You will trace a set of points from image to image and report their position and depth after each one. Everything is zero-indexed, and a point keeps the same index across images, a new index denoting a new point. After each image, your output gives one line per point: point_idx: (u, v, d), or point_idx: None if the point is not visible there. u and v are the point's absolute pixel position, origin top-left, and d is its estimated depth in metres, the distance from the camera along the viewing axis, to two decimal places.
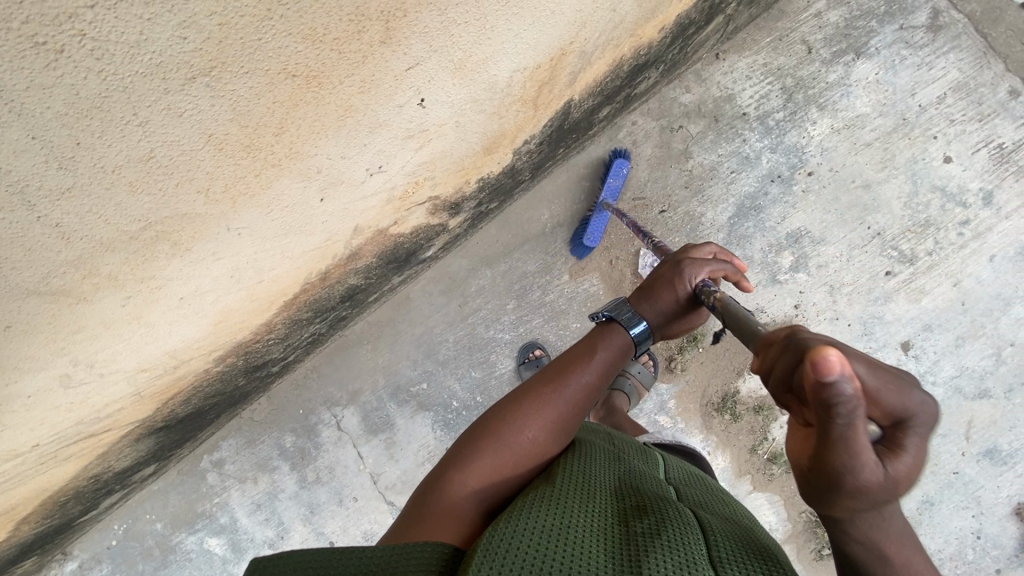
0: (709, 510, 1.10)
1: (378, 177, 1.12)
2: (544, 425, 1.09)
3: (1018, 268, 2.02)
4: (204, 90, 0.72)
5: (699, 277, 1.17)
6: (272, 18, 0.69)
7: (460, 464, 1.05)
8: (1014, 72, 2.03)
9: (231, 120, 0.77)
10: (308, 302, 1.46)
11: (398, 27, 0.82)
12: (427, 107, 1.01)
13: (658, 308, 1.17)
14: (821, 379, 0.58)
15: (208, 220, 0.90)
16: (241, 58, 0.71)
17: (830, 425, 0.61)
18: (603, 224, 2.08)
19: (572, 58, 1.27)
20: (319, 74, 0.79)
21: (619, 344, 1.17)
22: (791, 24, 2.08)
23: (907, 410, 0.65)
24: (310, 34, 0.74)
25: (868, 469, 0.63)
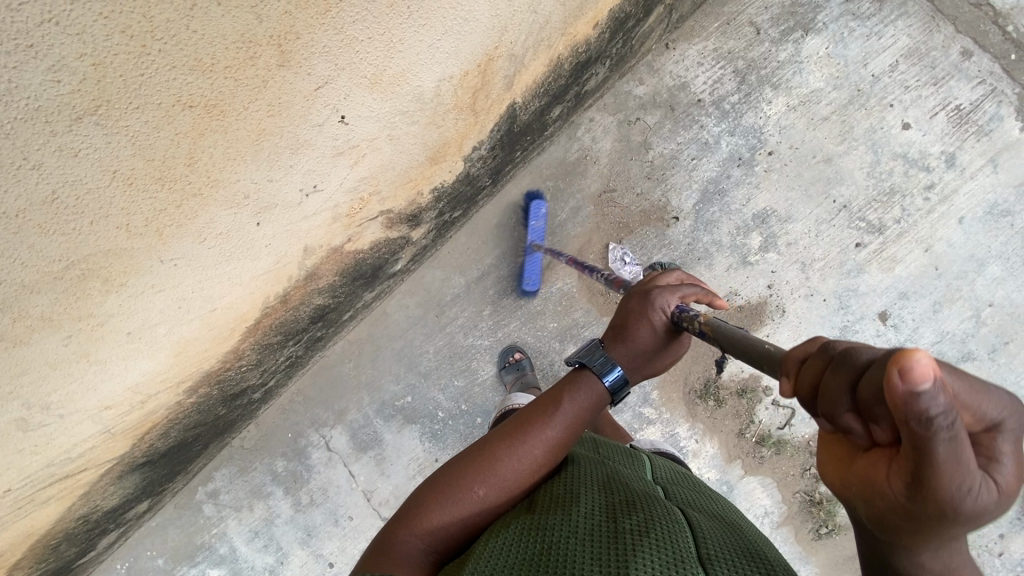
0: (700, 508, 1.09)
1: (316, 196, 1.14)
2: (497, 484, 1.07)
3: (989, 228, 2.01)
4: (95, 129, 0.74)
5: (672, 303, 1.09)
6: (150, 53, 0.72)
7: (412, 515, 1.05)
8: (964, 33, 2.03)
9: (134, 156, 0.80)
10: (273, 325, 1.48)
11: (293, 49, 0.84)
12: (349, 124, 1.03)
13: (636, 346, 1.10)
14: (913, 389, 0.49)
15: (138, 255, 0.92)
16: (126, 95, 0.74)
17: (928, 443, 0.51)
18: (537, 266, 2.14)
19: (502, 62, 1.29)
20: (218, 102, 0.82)
21: (594, 393, 1.13)
22: (737, 8, 2.09)
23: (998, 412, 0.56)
24: (198, 65, 0.77)
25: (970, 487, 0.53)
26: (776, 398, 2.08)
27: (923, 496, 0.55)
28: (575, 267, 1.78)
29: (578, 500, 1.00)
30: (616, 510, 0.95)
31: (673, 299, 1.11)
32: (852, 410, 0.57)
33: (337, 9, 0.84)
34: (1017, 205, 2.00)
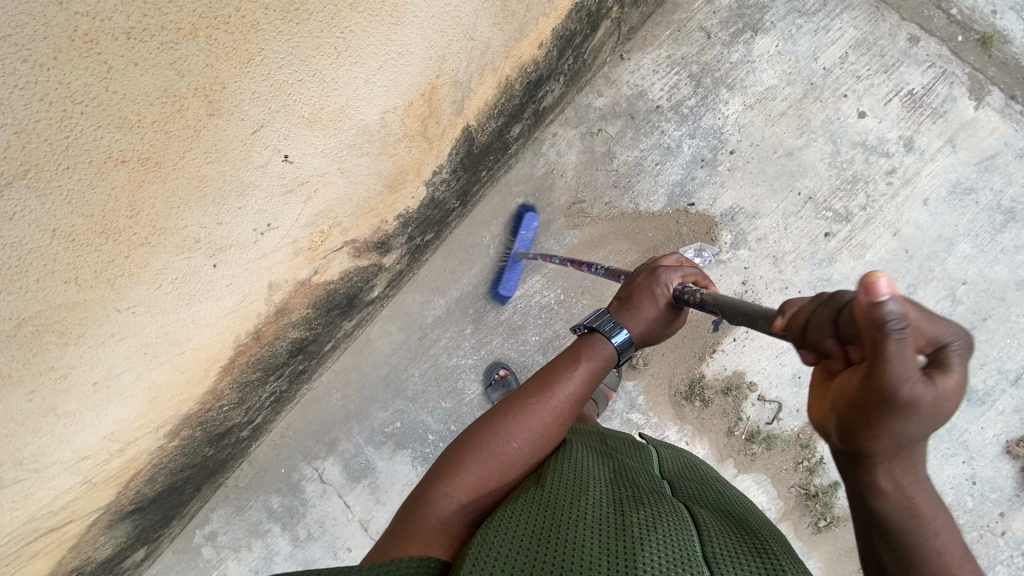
0: (705, 502, 1.07)
1: (271, 234, 1.18)
2: (530, 436, 1.10)
3: (954, 207, 2.02)
4: (28, 191, 0.76)
5: (675, 280, 1.18)
6: (72, 116, 0.75)
7: (444, 476, 1.05)
8: (909, 20, 2.07)
9: (72, 213, 0.82)
10: (249, 363, 1.50)
11: (221, 99, 0.87)
12: (294, 162, 1.06)
13: (643, 316, 1.17)
14: (871, 299, 0.53)
15: (91, 307, 0.94)
16: (56, 157, 0.76)
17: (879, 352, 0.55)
18: (518, 274, 2.17)
19: (446, 90, 1.33)
20: (152, 154, 0.85)
21: (607, 352, 1.18)
22: (686, 14, 2.14)
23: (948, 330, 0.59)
24: (124, 122, 0.80)
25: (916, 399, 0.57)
26: (762, 393, 2.07)
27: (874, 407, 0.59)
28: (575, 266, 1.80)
29: (587, 490, 0.99)
30: (624, 505, 0.94)
31: (676, 278, 1.21)
32: (834, 334, 0.66)
33: (261, 57, 0.88)
34: (979, 181, 2.02)
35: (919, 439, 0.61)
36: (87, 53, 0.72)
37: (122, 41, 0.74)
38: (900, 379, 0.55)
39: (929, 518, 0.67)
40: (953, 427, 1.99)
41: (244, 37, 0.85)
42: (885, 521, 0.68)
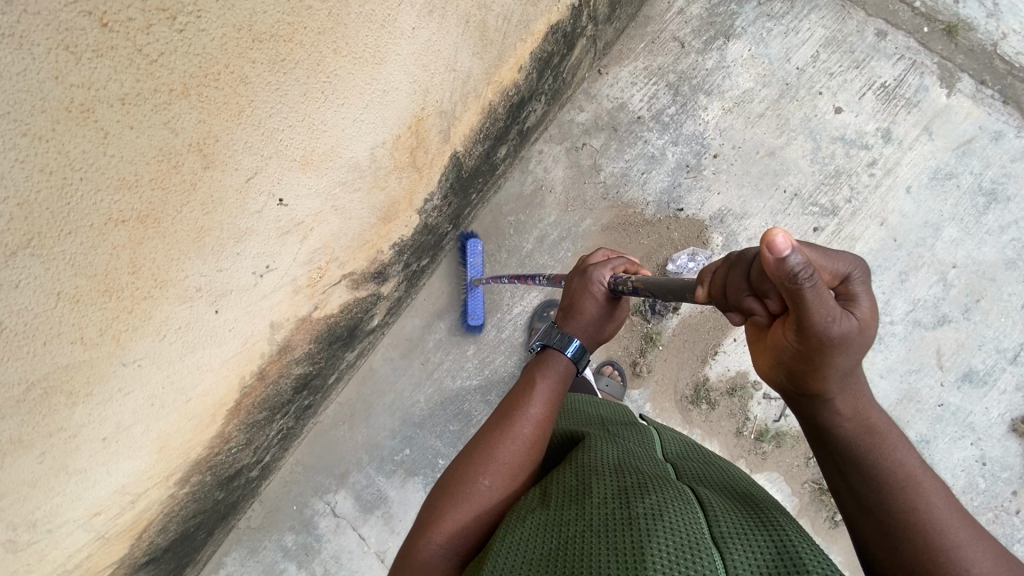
0: (709, 484, 1.08)
1: (270, 275, 1.20)
2: (501, 469, 1.10)
3: (936, 193, 2.06)
4: (32, 259, 0.75)
5: (606, 274, 1.27)
6: (73, 182, 0.75)
7: (427, 527, 1.05)
8: (875, 16, 2.13)
9: (76, 275, 0.81)
10: (256, 403, 1.51)
11: (214, 151, 0.87)
12: (289, 204, 1.08)
13: (586, 317, 1.25)
14: (778, 258, 0.62)
15: (98, 365, 0.94)
16: (58, 223, 0.76)
17: (801, 299, 0.65)
18: (480, 300, 2.16)
19: (432, 120, 1.36)
20: (151, 212, 0.84)
21: (561, 367, 1.24)
22: (659, 26, 2.19)
23: (846, 267, 0.74)
24: (122, 183, 0.79)
25: (839, 322, 0.69)
26: (767, 392, 2.09)
27: (809, 342, 0.71)
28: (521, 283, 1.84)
29: (591, 489, 0.98)
30: (630, 495, 0.94)
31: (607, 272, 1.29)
32: (750, 292, 0.76)
33: (250, 108, 0.88)
34: (959, 166, 2.06)
35: (856, 357, 0.74)
36: (85, 120, 0.72)
37: (118, 107, 0.74)
38: (822, 309, 0.66)
39: (882, 433, 0.82)
40: (958, 409, 2.01)
41: (233, 91, 0.85)
42: (849, 441, 0.82)
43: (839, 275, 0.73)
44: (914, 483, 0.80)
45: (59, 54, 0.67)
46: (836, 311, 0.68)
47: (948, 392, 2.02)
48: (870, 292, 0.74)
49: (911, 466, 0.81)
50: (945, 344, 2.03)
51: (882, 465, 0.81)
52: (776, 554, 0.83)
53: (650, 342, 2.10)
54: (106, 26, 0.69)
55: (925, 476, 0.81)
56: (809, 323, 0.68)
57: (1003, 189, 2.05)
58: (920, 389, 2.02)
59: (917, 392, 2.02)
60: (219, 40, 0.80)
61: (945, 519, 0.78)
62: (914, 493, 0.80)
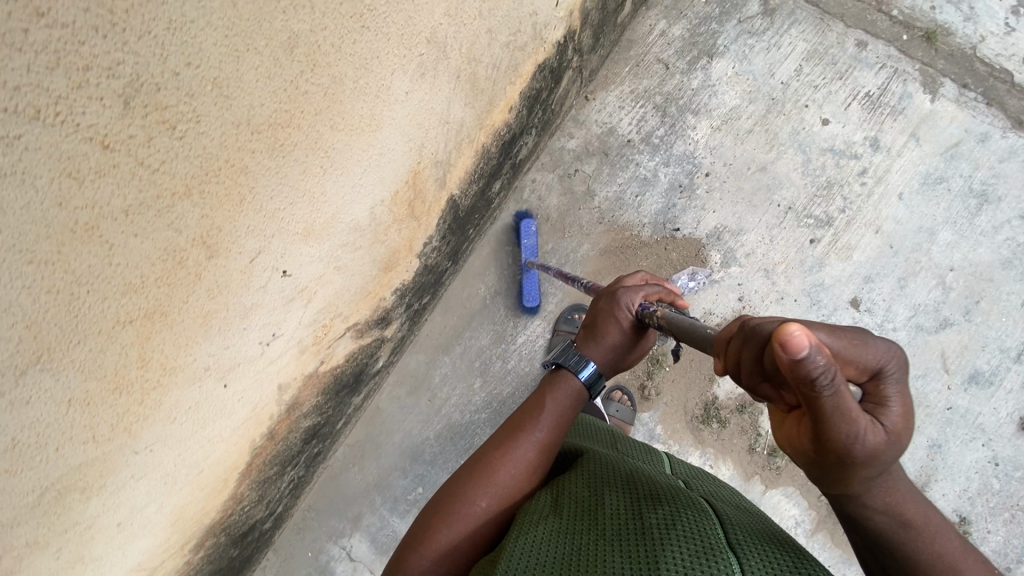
0: (719, 500, 1.10)
1: (276, 342, 1.19)
2: (497, 492, 1.12)
3: (928, 198, 2.08)
4: (41, 375, 0.72)
5: (636, 301, 1.23)
6: (79, 298, 0.70)
7: (420, 541, 1.08)
8: (854, 26, 2.16)
9: (86, 380, 0.79)
10: (266, 461, 1.49)
11: (219, 241, 0.85)
12: (292, 274, 1.07)
13: (606, 344, 1.23)
14: (795, 357, 0.65)
15: (111, 457, 0.92)
16: (67, 336, 0.72)
17: (820, 399, 0.68)
18: (536, 283, 2.17)
19: (428, 171, 1.36)
20: (159, 307, 0.82)
21: (573, 389, 1.23)
22: (642, 49, 2.21)
23: (878, 360, 0.77)
24: (130, 287, 0.76)
25: (864, 429, 0.72)
26: None
27: (827, 443, 0.73)
28: (563, 280, 1.87)
29: (604, 500, 1.00)
30: (643, 506, 0.96)
31: (639, 298, 1.25)
32: (764, 380, 0.77)
33: (252, 195, 0.85)
34: (948, 170, 2.08)
35: (888, 463, 0.77)
36: (90, 239, 0.68)
37: (122, 219, 0.70)
38: (846, 416, 0.70)
39: (921, 525, 0.85)
40: (966, 412, 2.01)
41: (234, 182, 0.82)
42: (886, 536, 0.85)
43: (868, 371, 0.78)
44: (954, 572, 0.84)
45: (63, 183, 0.62)
46: (856, 413, 0.71)
47: (955, 394, 2.03)
48: (901, 392, 0.78)
49: (951, 552, 0.85)
50: (949, 347, 2.04)
51: (924, 558, 0.85)
52: (791, 567, 0.85)
53: (656, 364, 2.11)
54: (107, 147, 0.64)
55: (965, 562, 0.85)
56: (828, 424, 0.71)
57: (994, 190, 2.07)
58: (928, 394, 2.03)
59: (925, 398, 2.03)
60: (218, 138, 0.76)
61: None
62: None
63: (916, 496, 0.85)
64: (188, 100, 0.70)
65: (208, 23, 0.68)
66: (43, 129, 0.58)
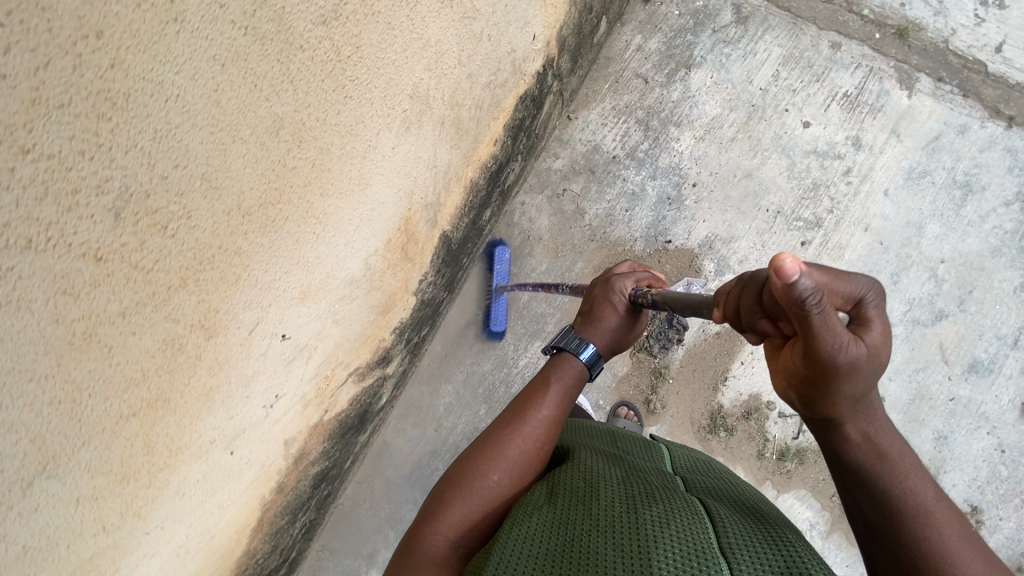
0: (721, 496, 1.03)
1: (279, 402, 1.18)
2: (510, 466, 1.10)
3: (913, 192, 2.10)
4: (48, 482, 0.71)
5: (629, 285, 1.25)
6: (82, 403, 0.70)
7: (433, 516, 1.05)
8: (827, 28, 2.18)
9: (94, 476, 0.78)
10: (277, 514, 1.47)
11: (216, 322, 0.84)
12: (291, 337, 1.07)
13: (605, 326, 1.23)
14: (786, 281, 0.61)
15: (122, 543, 0.91)
16: (72, 440, 0.72)
17: (809, 324, 0.64)
18: (503, 308, 2.17)
19: (419, 215, 1.36)
20: (163, 394, 0.82)
21: (576, 370, 1.21)
22: (620, 65, 2.23)
23: (859, 290, 0.72)
24: (132, 381, 0.76)
25: (851, 350, 0.67)
26: (781, 410, 2.10)
27: (817, 367, 0.69)
28: (544, 289, 1.87)
29: (599, 492, 0.96)
30: (637, 502, 0.91)
31: (630, 283, 1.27)
32: (764, 314, 0.74)
33: (245, 272, 0.85)
34: (931, 163, 2.11)
35: (871, 382, 0.73)
36: (89, 346, 0.67)
37: (119, 322, 0.70)
38: (833, 336, 0.65)
39: (897, 460, 0.82)
40: (969, 401, 2.03)
41: (229, 264, 0.81)
42: (861, 466, 0.82)
43: (851, 299, 0.72)
44: (924, 513, 0.80)
45: (58, 300, 0.62)
46: (846, 337, 0.66)
47: (957, 385, 2.04)
48: (883, 317, 0.73)
49: (924, 495, 0.81)
50: (947, 338, 2.05)
51: (893, 494, 0.81)
52: (783, 566, 0.80)
53: (659, 376, 2.11)
54: (100, 259, 0.64)
55: (938, 508, 0.81)
56: (815, 349, 0.67)
57: (977, 179, 2.09)
58: (930, 386, 2.04)
59: (928, 390, 2.04)
60: (210, 227, 0.76)
61: (960, 553, 0.79)
62: (927, 522, 0.80)
63: (894, 430, 0.83)
64: (178, 199, 0.69)
65: (194, 124, 0.67)
66: (36, 256, 0.58)
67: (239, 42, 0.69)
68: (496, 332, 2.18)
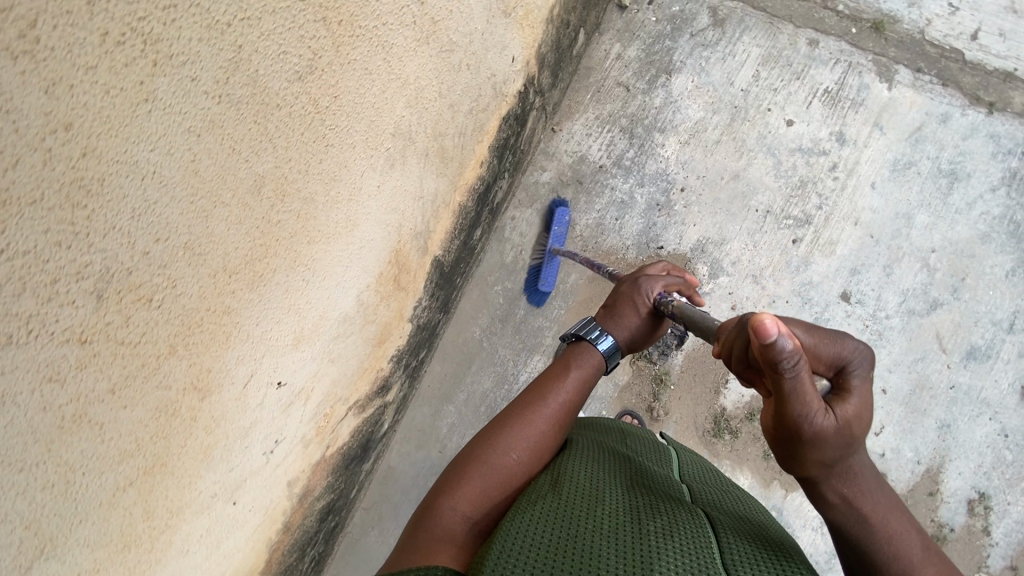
0: (729, 509, 0.99)
1: (279, 446, 1.17)
2: (528, 446, 1.08)
3: (900, 183, 2.11)
4: (48, 563, 0.70)
5: (656, 289, 1.23)
6: (76, 482, 0.69)
7: (450, 486, 1.03)
8: (804, 26, 2.19)
9: (94, 550, 0.77)
10: (283, 554, 1.45)
11: (209, 382, 0.84)
12: (287, 383, 1.06)
13: (625, 324, 1.20)
14: (763, 340, 0.69)
15: None
16: (69, 518, 0.70)
17: (782, 381, 0.72)
18: (556, 270, 2.15)
19: (409, 245, 1.35)
20: (159, 459, 0.81)
21: (592, 360, 1.19)
22: (601, 74, 2.23)
23: (845, 355, 0.80)
24: (127, 451, 0.75)
25: (821, 417, 0.73)
26: None
27: (787, 424, 0.75)
28: (590, 268, 1.87)
29: (603, 497, 0.93)
30: (641, 512, 0.89)
31: (658, 286, 1.25)
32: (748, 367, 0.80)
33: (235, 330, 0.84)
34: (916, 154, 2.12)
35: (840, 451, 0.77)
36: (79, 428, 0.66)
37: (108, 399, 0.68)
38: (801, 399, 0.72)
39: (881, 525, 0.81)
40: (969, 388, 2.04)
41: (219, 324, 0.81)
42: (840, 526, 0.82)
43: (834, 364, 0.81)
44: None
45: (45, 388, 0.60)
46: (816, 401, 0.73)
47: (956, 372, 2.05)
48: (863, 389, 0.79)
49: (909, 558, 0.80)
50: (942, 327, 2.06)
51: (877, 558, 0.80)
52: None
53: (660, 383, 2.11)
54: (85, 341, 0.63)
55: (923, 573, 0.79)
56: (787, 406, 0.73)
57: (962, 167, 2.11)
58: (930, 375, 2.05)
59: (927, 379, 2.05)
60: (198, 292, 0.75)
61: None
62: None
63: (880, 492, 0.82)
64: (161, 271, 0.68)
65: (173, 197, 0.66)
66: (18, 350, 0.56)
67: (214, 110, 0.67)
68: (541, 293, 2.16)
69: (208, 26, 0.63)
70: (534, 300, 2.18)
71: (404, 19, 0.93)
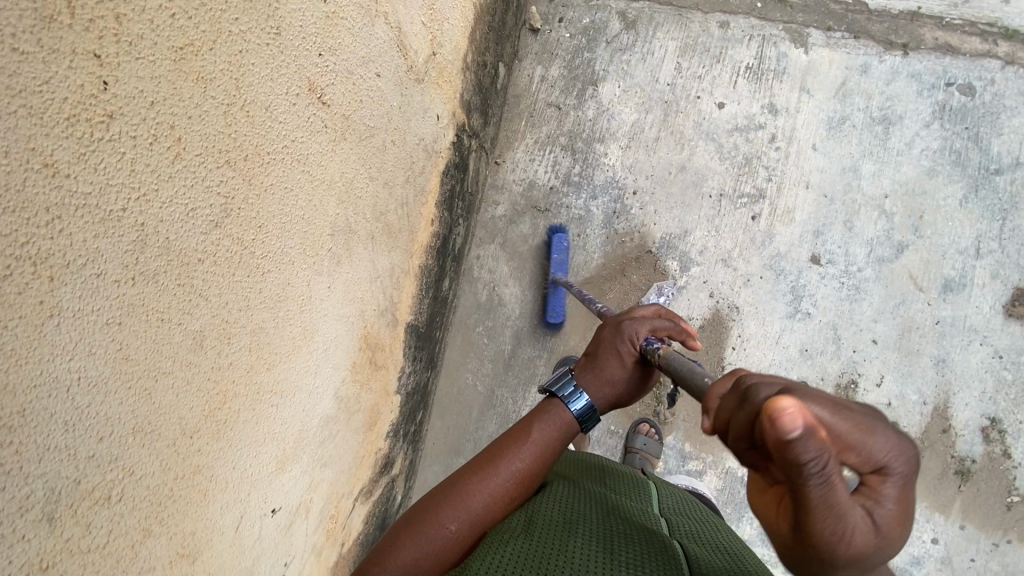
0: (702, 541, 0.98)
1: (290, 567, 1.13)
2: (468, 518, 1.06)
3: (839, 139, 2.16)
4: None
5: (641, 336, 1.12)
6: None
7: (383, 553, 1.04)
8: (711, 11, 2.24)
9: None
10: None
11: (196, 544, 0.83)
12: (280, 507, 1.04)
13: (603, 377, 1.14)
14: (783, 435, 0.55)
15: None
16: None
17: (803, 489, 0.58)
18: (563, 300, 2.11)
19: (377, 325, 1.33)
20: None
21: (563, 421, 1.15)
22: (530, 99, 2.25)
23: (885, 456, 0.61)
24: None
25: (855, 534, 0.59)
26: None
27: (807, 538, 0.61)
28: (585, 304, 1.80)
29: (577, 532, 0.92)
30: (614, 544, 0.88)
31: (644, 331, 1.14)
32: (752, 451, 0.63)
33: (210, 484, 0.84)
34: (846, 108, 2.17)
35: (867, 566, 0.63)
36: None
37: None
38: (828, 515, 0.58)
39: None
40: (954, 320, 2.06)
41: (193, 485, 0.80)
42: None
43: (870, 463, 0.61)
44: None
45: None
46: (848, 514, 0.59)
47: (938, 307, 2.07)
48: (900, 494, 0.62)
49: None
50: (913, 267, 2.09)
51: None
52: None
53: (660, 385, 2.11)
54: (47, 568, 0.61)
55: None
56: (811, 519, 0.59)
57: (893, 111, 2.16)
58: (914, 316, 2.08)
59: (913, 320, 2.07)
60: (161, 468, 0.74)
61: None
62: None
63: None
64: (114, 465, 0.67)
65: (107, 392, 0.65)
66: None
67: (131, 294, 0.66)
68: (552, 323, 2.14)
69: (102, 220, 0.61)
70: (546, 330, 2.16)
71: (313, 128, 0.94)
